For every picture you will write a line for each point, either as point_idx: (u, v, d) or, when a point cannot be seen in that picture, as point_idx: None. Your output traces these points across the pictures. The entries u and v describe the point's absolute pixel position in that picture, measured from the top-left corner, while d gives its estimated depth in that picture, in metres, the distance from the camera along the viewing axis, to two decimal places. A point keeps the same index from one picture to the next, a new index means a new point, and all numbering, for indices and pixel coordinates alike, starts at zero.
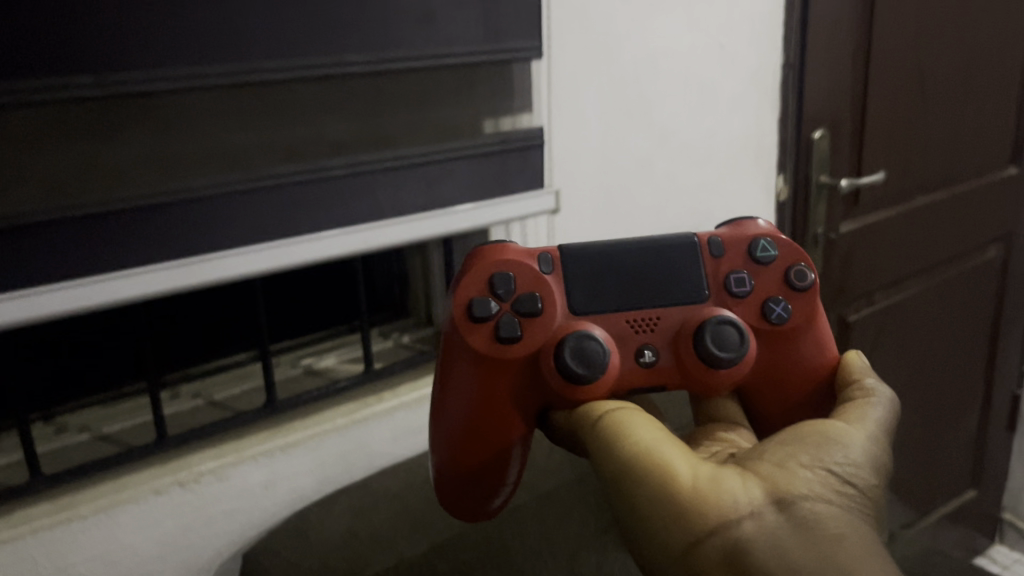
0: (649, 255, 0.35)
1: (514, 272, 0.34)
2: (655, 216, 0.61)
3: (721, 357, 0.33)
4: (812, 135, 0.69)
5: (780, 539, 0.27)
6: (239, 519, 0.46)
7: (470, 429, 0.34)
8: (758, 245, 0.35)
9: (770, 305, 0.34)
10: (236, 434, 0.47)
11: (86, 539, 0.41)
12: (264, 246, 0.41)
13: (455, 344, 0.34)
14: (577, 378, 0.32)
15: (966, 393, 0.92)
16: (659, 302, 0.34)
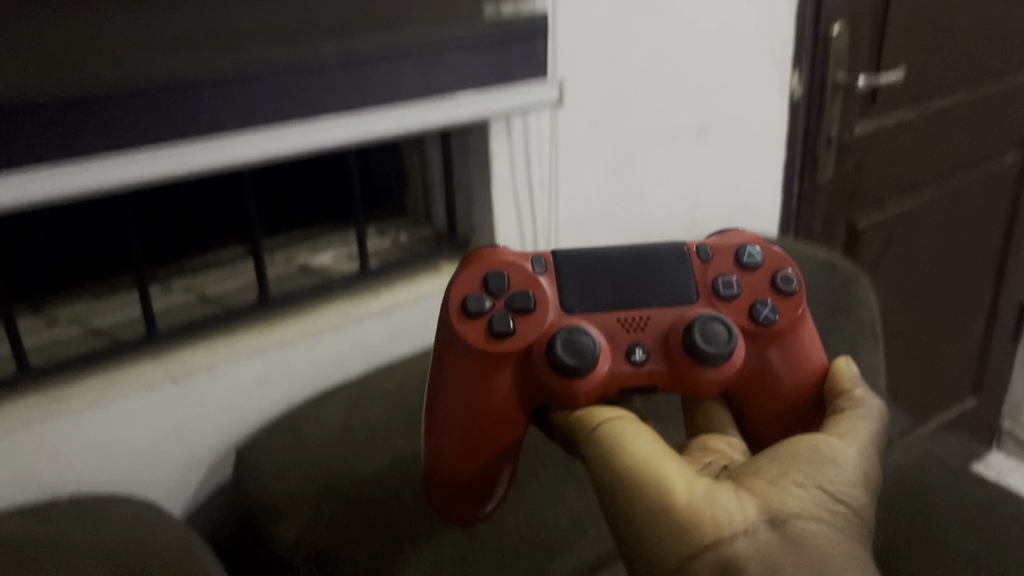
0: (638, 260, 0.35)
1: (508, 271, 0.34)
2: (665, 114, 0.58)
3: (710, 352, 0.32)
4: (831, 30, 0.66)
5: (774, 556, 0.26)
6: (234, 415, 0.46)
7: (464, 427, 0.34)
8: (744, 252, 0.35)
9: (757, 306, 0.34)
10: (228, 329, 0.46)
11: (79, 433, 0.41)
12: (255, 131, 0.38)
13: (449, 345, 0.34)
14: (568, 371, 0.32)
15: (972, 302, 0.91)
16: (647, 302, 0.34)
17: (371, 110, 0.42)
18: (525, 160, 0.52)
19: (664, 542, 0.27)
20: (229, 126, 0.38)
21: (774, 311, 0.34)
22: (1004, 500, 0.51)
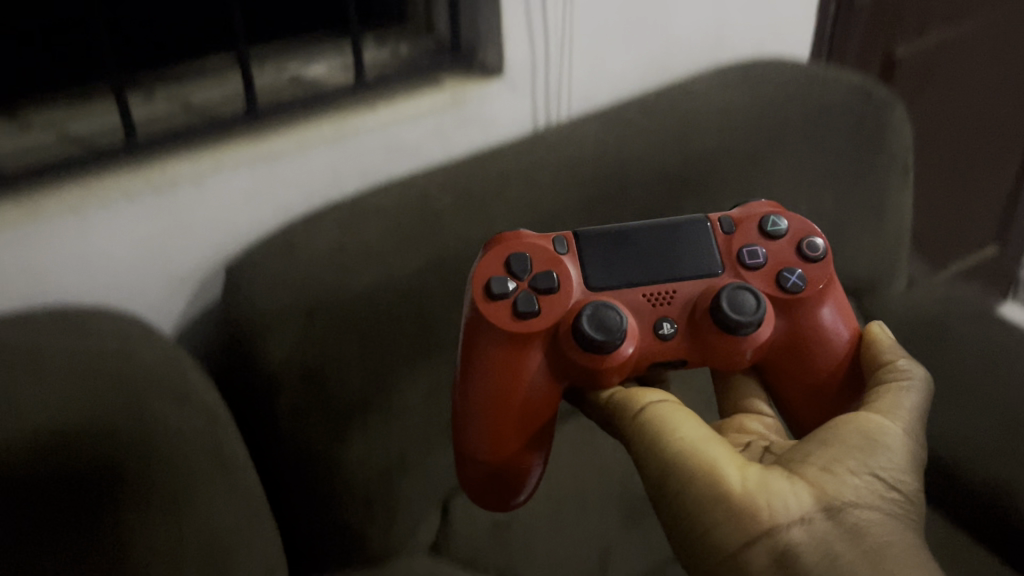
0: (661, 233, 0.34)
1: (530, 253, 0.33)
2: None
3: (740, 321, 0.32)
4: None
5: (829, 548, 0.27)
6: (222, 230, 0.44)
7: (494, 414, 0.33)
8: (768, 221, 0.35)
9: (785, 274, 0.34)
10: (215, 137, 0.43)
11: (56, 244, 0.39)
12: None
13: (477, 332, 0.32)
14: (597, 345, 0.31)
15: (1006, 146, 0.88)
16: (673, 274, 0.33)
17: None
18: None
19: (721, 529, 0.28)
20: None
21: (803, 278, 0.34)
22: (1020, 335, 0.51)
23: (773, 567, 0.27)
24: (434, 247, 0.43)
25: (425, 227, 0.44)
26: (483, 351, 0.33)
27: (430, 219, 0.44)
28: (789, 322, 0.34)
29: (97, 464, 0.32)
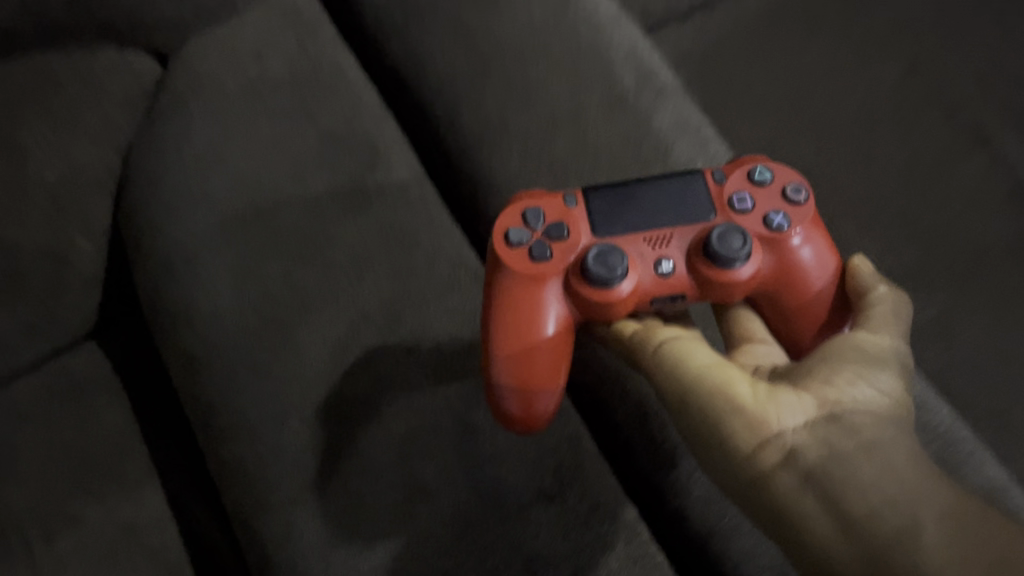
0: (652, 190, 0.53)
1: (542, 209, 0.52)
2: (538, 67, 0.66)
3: (607, 273, 0.49)
4: None
5: (828, 441, 0.42)
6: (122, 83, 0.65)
7: (518, 373, 0.50)
8: (755, 172, 0.53)
9: (661, 261, 0.50)
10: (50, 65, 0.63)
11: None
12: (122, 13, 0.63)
13: (501, 276, 0.51)
14: (599, 275, 0.49)
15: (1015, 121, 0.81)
16: (672, 224, 0.51)
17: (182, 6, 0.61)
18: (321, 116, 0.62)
19: (737, 436, 0.44)
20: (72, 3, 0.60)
21: (672, 266, 0.50)
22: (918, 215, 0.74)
23: (783, 455, 0.43)
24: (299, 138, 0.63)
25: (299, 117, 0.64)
26: (511, 287, 0.51)
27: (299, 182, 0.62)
28: (682, 252, 0.51)
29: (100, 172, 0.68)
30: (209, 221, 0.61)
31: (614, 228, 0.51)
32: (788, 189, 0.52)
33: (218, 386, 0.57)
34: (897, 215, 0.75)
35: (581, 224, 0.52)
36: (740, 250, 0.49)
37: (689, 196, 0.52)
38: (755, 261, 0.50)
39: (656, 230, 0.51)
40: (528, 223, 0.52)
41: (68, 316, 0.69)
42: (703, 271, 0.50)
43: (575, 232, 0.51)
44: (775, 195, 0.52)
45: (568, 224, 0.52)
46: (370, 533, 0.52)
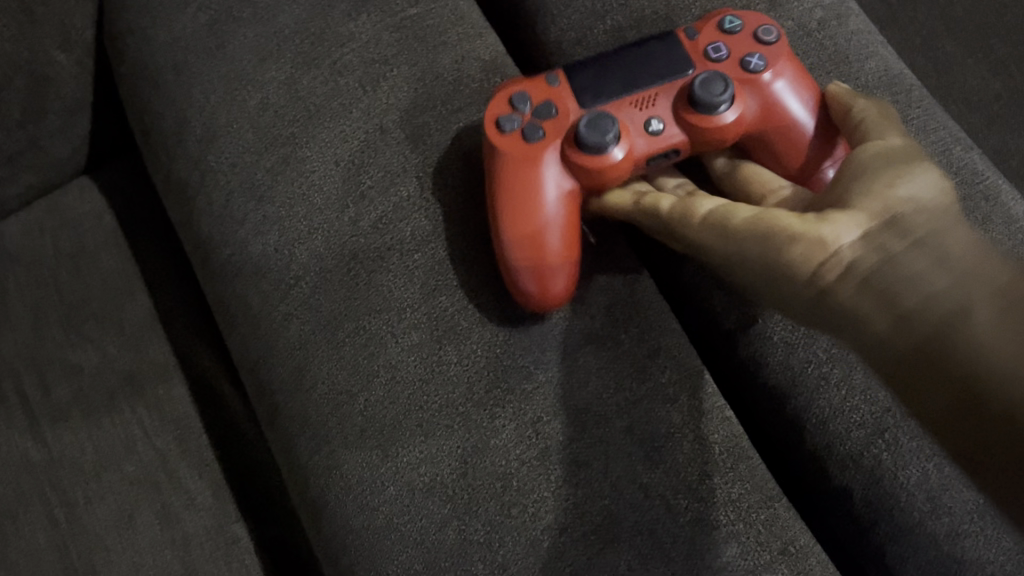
0: (627, 53, 0.43)
1: (525, 90, 0.42)
2: None
3: (594, 136, 0.40)
4: None
5: (884, 246, 0.32)
6: None
7: (520, 246, 0.40)
8: (725, 21, 0.43)
9: (650, 120, 0.41)
10: None
11: None
12: None
13: (495, 161, 0.41)
14: (589, 140, 0.40)
15: None
16: (655, 83, 0.42)
17: None
18: None
19: (794, 266, 0.34)
20: None
21: (661, 125, 0.41)
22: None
23: (842, 271, 0.33)
24: None
25: None
26: (503, 172, 0.41)
27: None
28: (674, 107, 0.41)
29: None
30: (199, 23, 0.52)
31: (597, 93, 0.42)
32: (758, 29, 0.42)
33: (214, 213, 0.49)
34: (1007, 29, 0.63)
35: (567, 98, 0.42)
36: (725, 95, 0.40)
37: (668, 51, 0.42)
38: (740, 109, 0.41)
39: (642, 89, 0.42)
40: (514, 105, 0.42)
41: (55, 145, 0.63)
42: (697, 127, 0.40)
43: (564, 108, 0.42)
44: (750, 41, 0.42)
45: (556, 101, 0.42)
46: (390, 379, 0.44)
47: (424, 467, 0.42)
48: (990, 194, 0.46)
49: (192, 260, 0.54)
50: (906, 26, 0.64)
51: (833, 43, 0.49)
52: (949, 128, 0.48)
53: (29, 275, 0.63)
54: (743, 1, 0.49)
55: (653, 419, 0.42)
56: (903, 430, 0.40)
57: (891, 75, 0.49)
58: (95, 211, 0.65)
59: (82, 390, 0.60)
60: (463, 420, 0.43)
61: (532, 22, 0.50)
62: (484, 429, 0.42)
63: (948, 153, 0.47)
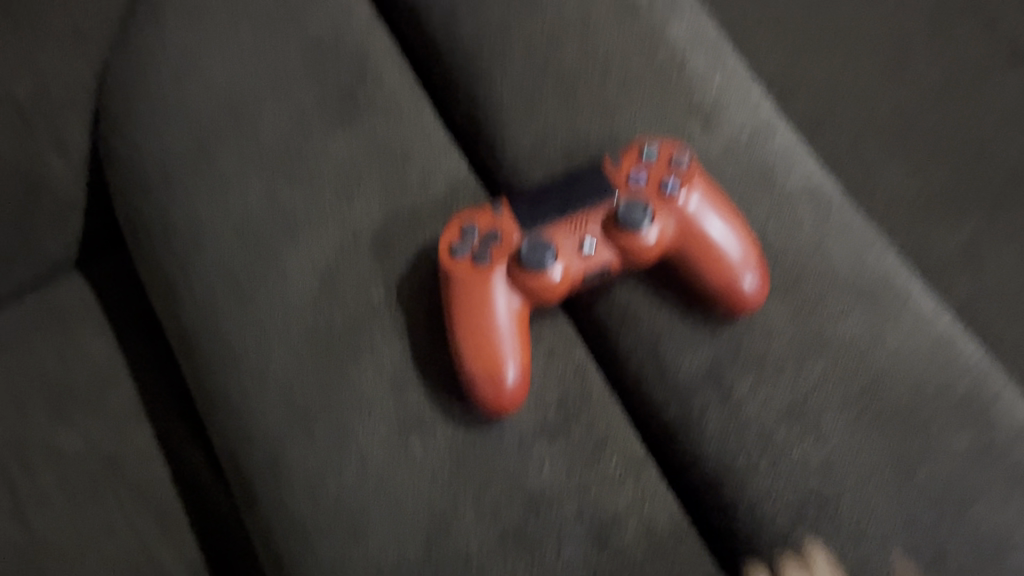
0: (560, 182, 0.48)
1: (473, 219, 0.47)
2: None
3: (534, 260, 0.45)
4: None
5: None
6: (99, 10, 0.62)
7: (476, 359, 0.45)
8: (644, 150, 0.48)
9: (582, 241, 0.46)
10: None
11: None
12: None
13: (449, 284, 0.46)
14: (530, 263, 0.45)
15: None
16: (586, 208, 0.47)
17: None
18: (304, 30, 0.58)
19: None
20: None
21: (593, 245, 0.46)
22: (953, 135, 0.69)
23: None
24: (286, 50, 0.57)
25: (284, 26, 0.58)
26: (458, 293, 0.46)
27: (282, 91, 0.56)
28: (603, 229, 0.47)
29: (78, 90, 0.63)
30: (189, 139, 0.57)
31: (536, 219, 0.47)
32: (672, 157, 0.48)
33: (201, 312, 0.54)
34: (929, 133, 0.68)
35: (510, 225, 0.47)
36: (644, 218, 0.46)
37: (597, 179, 0.48)
38: (659, 228, 0.46)
39: (575, 214, 0.47)
40: (464, 233, 0.47)
41: (46, 242, 0.67)
42: (623, 246, 0.46)
43: (509, 233, 0.47)
44: (666, 167, 0.48)
45: (500, 226, 0.47)
46: (360, 468, 0.48)
47: (392, 550, 0.46)
48: (903, 295, 0.51)
49: (180, 355, 0.58)
50: (838, 129, 0.69)
51: (759, 158, 0.54)
52: (866, 233, 0.53)
53: (17, 363, 0.67)
54: (679, 120, 0.54)
55: (600, 504, 0.46)
56: (827, 512, 0.45)
57: (815, 186, 0.54)
58: (84, 302, 0.69)
59: (66, 474, 0.64)
60: (427, 507, 0.47)
61: (493, 138, 0.55)
62: (445, 515, 0.46)
63: (864, 258, 0.52)
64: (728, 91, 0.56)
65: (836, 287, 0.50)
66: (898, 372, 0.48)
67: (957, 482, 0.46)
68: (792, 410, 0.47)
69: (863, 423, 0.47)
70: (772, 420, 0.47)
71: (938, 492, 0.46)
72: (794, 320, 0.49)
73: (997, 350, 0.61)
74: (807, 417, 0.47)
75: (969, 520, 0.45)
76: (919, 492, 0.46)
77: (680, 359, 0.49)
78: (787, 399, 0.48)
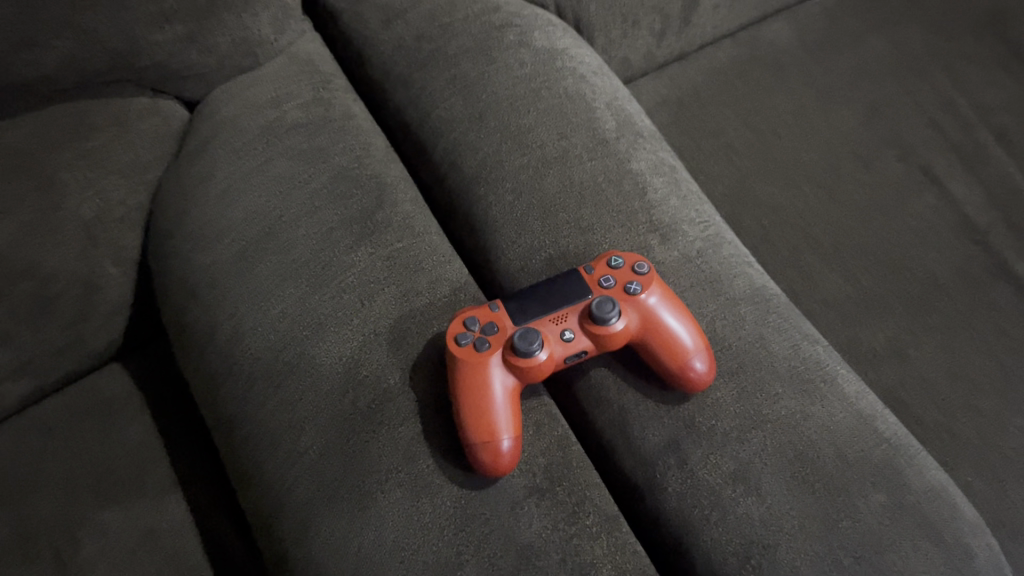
0: (545, 285, 0.59)
1: (474, 315, 0.58)
2: (532, 107, 0.71)
3: (526, 346, 0.55)
4: (609, 39, 0.88)
5: None
6: (156, 145, 0.74)
7: (477, 430, 0.55)
8: (612, 260, 0.60)
9: (563, 332, 0.57)
10: (100, 127, 0.69)
11: (25, 361, 0.73)
12: (158, 80, 0.71)
13: (455, 367, 0.56)
14: (522, 349, 0.55)
15: (963, 154, 0.87)
16: (566, 306, 0.58)
17: (193, 63, 0.70)
18: (329, 162, 0.70)
19: None
20: (119, 74, 0.67)
21: (571, 335, 0.57)
22: (872, 248, 0.81)
23: None
24: (315, 179, 0.69)
25: (311, 159, 0.70)
26: (462, 375, 0.56)
27: (311, 210, 0.67)
28: (581, 322, 0.57)
29: (137, 209, 0.74)
30: (232, 252, 0.67)
31: (526, 315, 0.58)
32: (634, 265, 0.59)
33: (240, 396, 0.64)
34: (858, 246, 0.81)
35: (504, 319, 0.58)
36: (613, 313, 0.56)
37: (575, 282, 0.59)
38: (625, 321, 0.57)
39: (557, 310, 0.58)
40: (467, 326, 0.57)
41: (96, 339, 0.77)
42: (596, 335, 0.56)
43: (503, 325, 0.57)
44: (630, 273, 0.59)
45: (496, 320, 0.58)
46: (379, 527, 0.57)
47: None
48: (827, 378, 0.61)
49: (216, 436, 0.67)
50: (781, 242, 0.82)
51: (708, 266, 0.65)
52: (799, 326, 0.64)
53: (65, 447, 0.76)
54: (642, 235, 0.65)
55: (581, 553, 0.55)
56: (765, 557, 0.54)
57: (755, 289, 0.65)
58: (126, 391, 0.79)
59: (108, 546, 0.71)
60: (436, 558, 0.55)
61: (488, 252, 0.66)
62: (452, 565, 0.55)
63: (797, 348, 0.62)
64: (681, 211, 0.68)
65: (773, 373, 0.61)
66: (826, 442, 0.58)
67: (874, 533, 0.55)
68: (737, 473, 0.57)
69: (795, 481, 0.57)
70: (720, 482, 0.57)
71: (859, 539, 0.55)
72: (739, 399, 0.59)
73: (919, 428, 0.72)
74: (749, 479, 0.57)
75: (884, 563, 0.54)
76: (842, 539, 0.55)
77: (646, 431, 0.59)
78: (733, 464, 0.57)
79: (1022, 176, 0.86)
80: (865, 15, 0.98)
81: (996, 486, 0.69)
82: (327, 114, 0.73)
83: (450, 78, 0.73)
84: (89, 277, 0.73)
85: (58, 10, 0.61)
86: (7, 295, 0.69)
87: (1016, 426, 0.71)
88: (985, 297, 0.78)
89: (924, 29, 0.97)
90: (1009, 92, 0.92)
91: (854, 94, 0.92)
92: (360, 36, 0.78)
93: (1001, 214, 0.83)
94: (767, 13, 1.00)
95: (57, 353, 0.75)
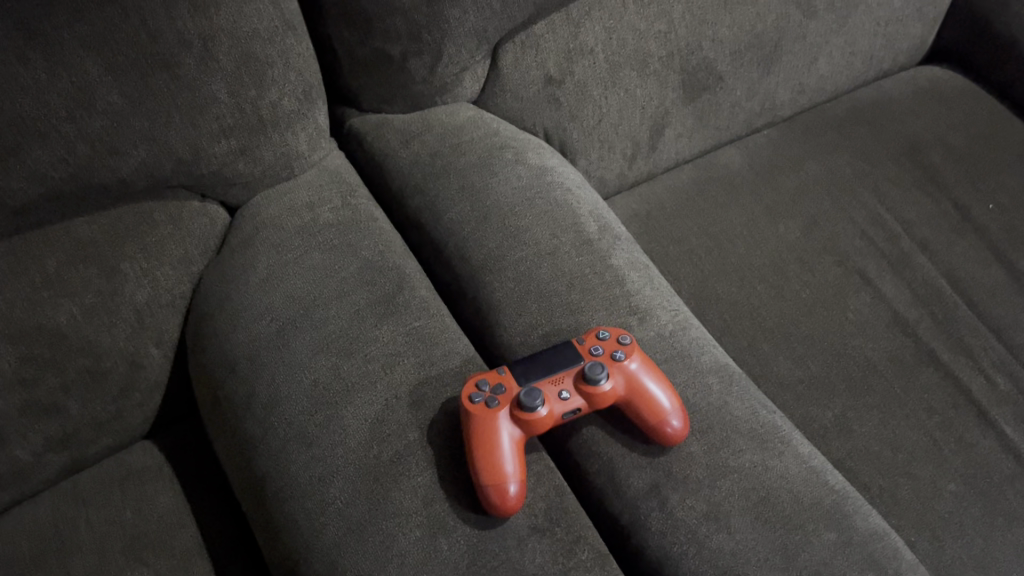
0: (545, 353, 0.71)
1: (486, 378, 0.68)
2: (528, 212, 0.84)
3: (531, 402, 0.66)
4: (588, 160, 1.03)
5: None
6: (201, 243, 0.85)
7: (487, 473, 0.64)
8: (601, 334, 0.71)
9: (560, 392, 0.68)
10: (157, 226, 0.81)
11: (73, 434, 0.81)
12: (207, 188, 0.83)
13: (470, 420, 0.66)
14: (528, 404, 0.66)
15: (891, 262, 1.01)
16: (563, 370, 0.69)
17: (239, 177, 0.83)
18: (356, 256, 0.81)
19: None
20: (177, 181, 0.79)
21: (567, 394, 0.68)
22: (818, 338, 0.93)
23: None
24: (342, 270, 0.80)
25: (338, 254, 0.82)
26: (475, 426, 0.66)
27: (339, 295, 0.78)
28: (575, 384, 0.68)
29: (180, 300, 0.84)
30: (270, 330, 0.77)
31: (530, 378, 0.69)
32: (619, 337, 0.71)
33: (273, 454, 0.72)
34: (805, 336, 0.94)
35: (511, 381, 0.68)
36: (603, 375, 0.68)
37: (569, 352, 0.70)
38: (613, 383, 0.68)
39: (555, 374, 0.69)
40: (479, 386, 0.68)
41: (133, 415, 0.85)
42: (588, 394, 0.68)
43: (510, 386, 0.68)
44: (616, 343, 0.71)
45: (504, 382, 0.68)
46: (400, 563, 0.64)
47: None
48: (782, 438, 0.72)
49: (244, 496, 0.75)
50: (740, 332, 0.94)
51: (678, 343, 0.77)
52: (757, 397, 0.75)
53: (98, 514, 0.82)
54: (623, 316, 0.77)
55: None
56: None
57: (719, 365, 0.77)
58: (157, 465, 0.86)
59: None
60: None
61: (493, 331, 0.77)
62: None
63: (757, 414, 0.73)
64: (654, 299, 0.80)
65: (737, 431, 0.71)
66: (783, 489, 0.68)
67: (827, 565, 0.64)
68: (709, 513, 0.66)
69: (758, 522, 0.66)
70: (694, 521, 0.66)
71: (812, 571, 0.63)
72: (708, 452, 0.70)
73: (866, 492, 0.82)
74: (719, 519, 0.66)
75: None
76: (799, 569, 0.63)
77: (631, 479, 0.69)
78: (705, 507, 0.67)
79: (941, 279, 1.00)
80: (805, 145, 1.15)
81: (935, 543, 0.78)
82: (351, 218, 0.85)
83: (458, 188, 0.86)
84: (135, 359, 0.82)
85: (140, 123, 0.73)
86: (62, 369, 0.78)
87: (950, 492, 0.82)
88: (916, 380, 0.90)
89: (854, 157, 1.13)
90: (927, 210, 1.07)
91: (798, 210, 1.07)
92: (381, 153, 0.91)
93: (926, 311, 0.96)
94: (721, 142, 1.16)
95: (100, 428, 0.83)
